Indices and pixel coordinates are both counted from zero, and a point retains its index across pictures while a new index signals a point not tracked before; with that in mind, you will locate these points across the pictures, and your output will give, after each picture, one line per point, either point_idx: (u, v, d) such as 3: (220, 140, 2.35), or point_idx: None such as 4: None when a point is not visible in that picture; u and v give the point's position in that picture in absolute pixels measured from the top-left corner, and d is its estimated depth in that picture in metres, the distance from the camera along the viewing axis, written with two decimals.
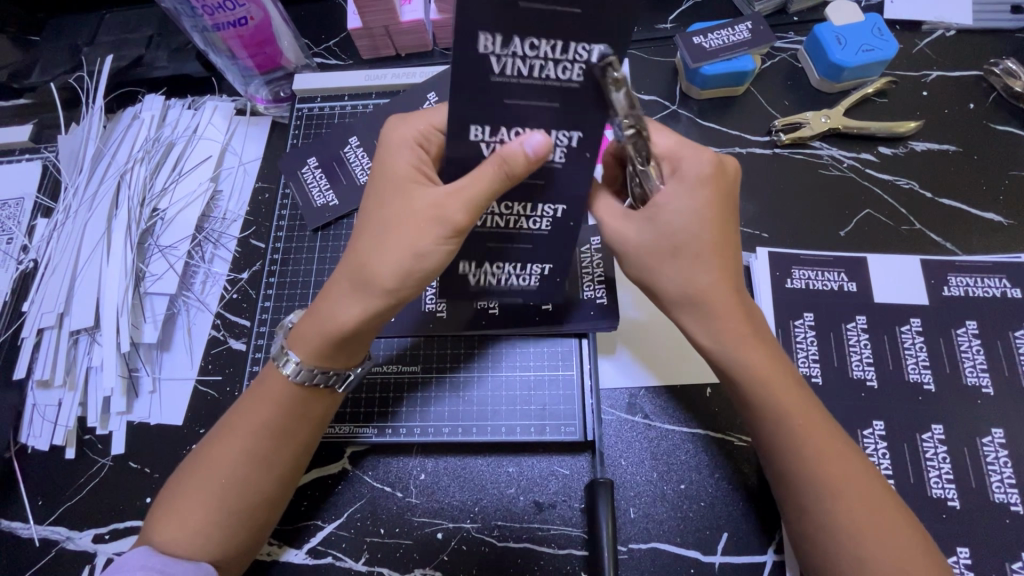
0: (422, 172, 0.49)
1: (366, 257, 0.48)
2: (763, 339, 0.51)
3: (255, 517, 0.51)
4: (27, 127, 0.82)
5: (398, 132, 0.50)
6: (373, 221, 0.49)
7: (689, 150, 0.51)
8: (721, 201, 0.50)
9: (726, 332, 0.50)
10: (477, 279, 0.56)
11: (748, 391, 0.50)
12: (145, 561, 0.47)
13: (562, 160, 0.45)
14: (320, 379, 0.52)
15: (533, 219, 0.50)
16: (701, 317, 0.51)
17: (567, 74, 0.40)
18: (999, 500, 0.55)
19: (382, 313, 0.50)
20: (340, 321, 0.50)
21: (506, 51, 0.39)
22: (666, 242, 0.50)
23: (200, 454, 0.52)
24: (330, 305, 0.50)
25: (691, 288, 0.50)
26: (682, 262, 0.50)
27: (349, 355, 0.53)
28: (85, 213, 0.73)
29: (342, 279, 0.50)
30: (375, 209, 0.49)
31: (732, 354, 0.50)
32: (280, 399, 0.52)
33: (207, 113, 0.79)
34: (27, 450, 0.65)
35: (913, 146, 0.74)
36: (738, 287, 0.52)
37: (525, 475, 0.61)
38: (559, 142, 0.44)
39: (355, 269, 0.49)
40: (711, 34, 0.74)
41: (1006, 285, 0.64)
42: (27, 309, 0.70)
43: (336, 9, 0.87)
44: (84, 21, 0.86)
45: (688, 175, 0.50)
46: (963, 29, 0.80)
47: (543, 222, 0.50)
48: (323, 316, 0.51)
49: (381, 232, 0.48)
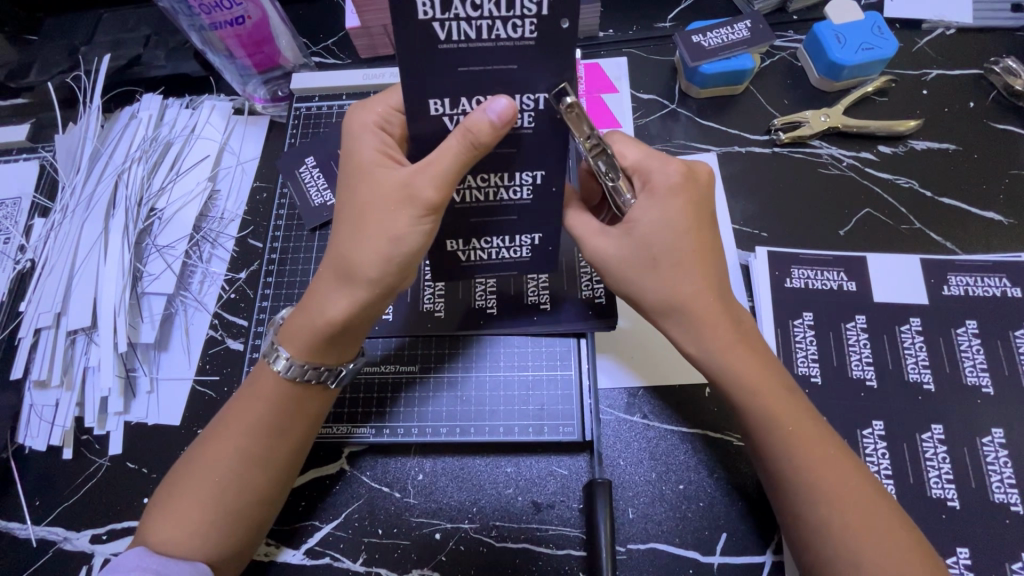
0: (387, 155, 0.49)
1: (345, 247, 0.48)
2: (751, 344, 0.52)
3: (250, 516, 0.51)
4: (24, 126, 0.81)
5: (358, 118, 0.50)
6: (347, 211, 0.49)
7: (656, 162, 0.53)
8: (695, 209, 0.52)
9: (715, 342, 0.51)
10: (468, 256, 0.56)
11: (738, 397, 0.51)
12: (140, 561, 0.46)
13: (532, 124, 0.44)
14: (311, 376, 0.52)
15: (513, 190, 0.49)
16: (687, 324, 0.52)
17: (520, 32, 0.38)
18: (999, 500, 0.55)
19: (371, 304, 0.50)
20: (330, 315, 0.49)
21: (448, 14, 0.37)
22: (645, 250, 0.51)
23: (196, 453, 0.51)
24: (318, 299, 0.50)
25: (675, 297, 0.51)
26: (663, 273, 0.51)
27: (339, 349, 0.52)
28: (82, 212, 0.73)
29: (326, 271, 0.50)
30: (346, 198, 0.49)
31: (716, 357, 0.51)
32: (274, 397, 0.52)
33: (204, 112, 0.79)
34: (24, 451, 0.64)
35: (913, 145, 0.74)
36: (722, 295, 0.52)
37: (524, 476, 0.61)
38: (525, 107, 0.43)
39: (336, 260, 0.49)
40: (710, 32, 0.74)
41: (1006, 285, 0.64)
42: (24, 308, 0.70)
43: (335, 8, 0.87)
44: (82, 20, 0.86)
45: (658, 186, 0.52)
46: (964, 27, 0.80)
47: (524, 190, 0.49)
48: (312, 311, 0.50)
49: (355, 220, 0.48)
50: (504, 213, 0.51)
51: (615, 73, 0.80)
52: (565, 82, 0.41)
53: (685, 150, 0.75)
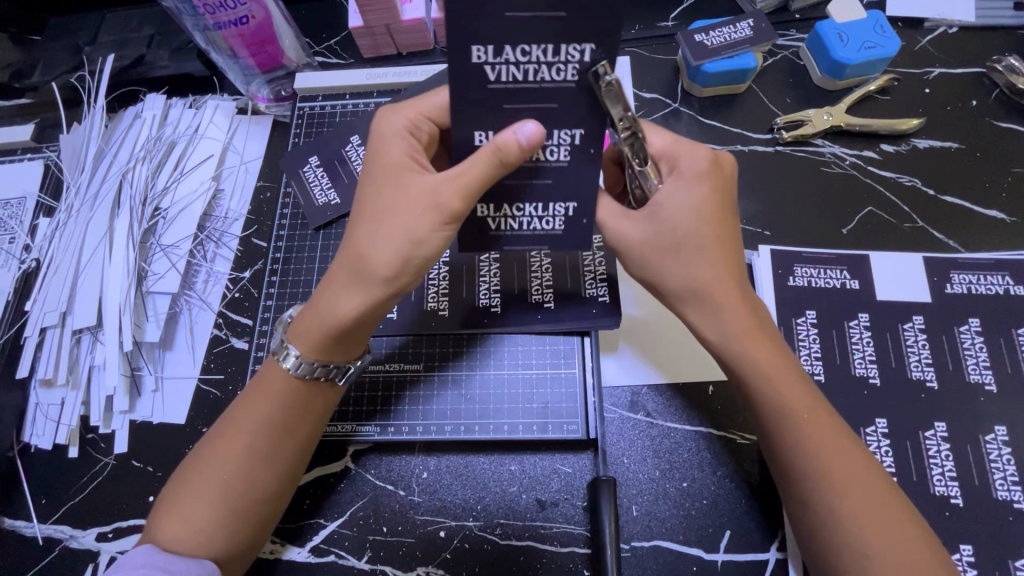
0: (414, 160, 0.50)
1: (360, 248, 0.49)
2: (767, 331, 0.52)
3: (256, 514, 0.51)
4: (28, 126, 0.82)
5: (389, 122, 0.51)
6: (367, 210, 0.49)
7: (686, 148, 0.53)
8: (720, 196, 0.52)
9: (733, 327, 0.51)
10: (496, 225, 0.53)
11: (755, 386, 0.50)
12: (148, 558, 0.47)
13: (575, 78, 0.42)
14: (320, 372, 0.52)
15: (551, 150, 0.47)
16: (704, 310, 0.51)
17: None
18: (1002, 497, 0.55)
19: (382, 303, 0.50)
20: (339, 314, 0.50)
21: None
22: (672, 234, 0.51)
23: (202, 452, 0.52)
24: (326, 297, 0.51)
25: (694, 282, 0.51)
26: (684, 258, 0.51)
27: (349, 346, 0.53)
28: (86, 212, 0.74)
29: (338, 272, 0.51)
30: (368, 197, 0.50)
31: (732, 344, 0.51)
32: (280, 394, 0.52)
33: (208, 112, 0.79)
34: (30, 449, 0.65)
35: (915, 143, 0.74)
36: (742, 283, 0.52)
37: (530, 473, 0.61)
38: (570, 58, 0.41)
39: (350, 258, 0.49)
40: (713, 32, 0.74)
41: (1009, 282, 0.64)
42: (29, 308, 0.71)
43: (338, 8, 0.87)
44: (84, 19, 0.86)
45: (686, 172, 0.52)
46: (966, 25, 0.80)
47: (561, 150, 0.47)
48: (322, 310, 0.51)
49: (376, 219, 0.49)
50: (535, 176, 0.49)
51: (617, 71, 0.80)
52: (606, 60, 0.41)
53: None
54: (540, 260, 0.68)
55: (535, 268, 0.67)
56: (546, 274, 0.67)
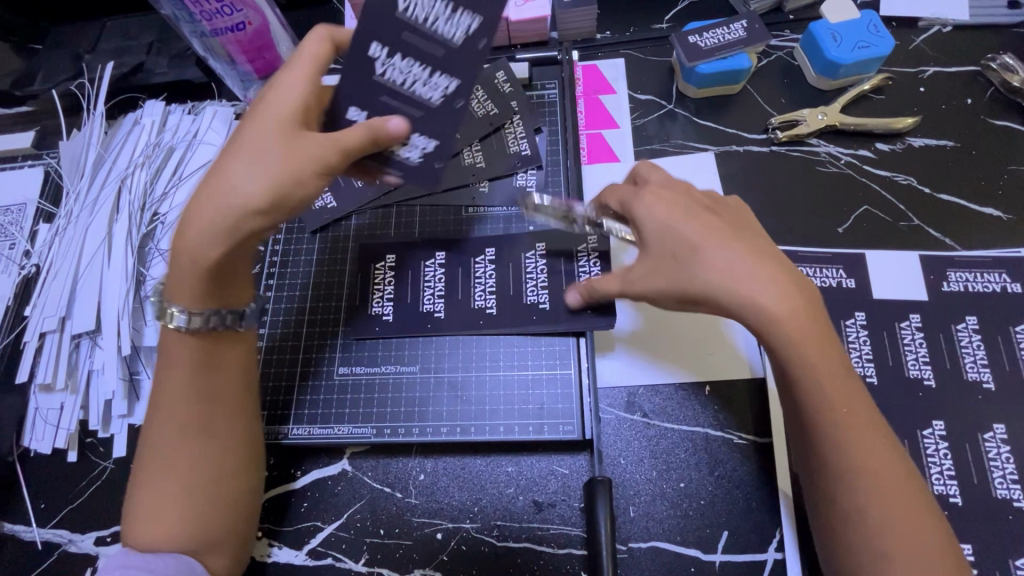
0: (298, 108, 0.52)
1: (217, 188, 0.49)
2: (817, 312, 0.49)
3: (221, 489, 0.52)
4: (30, 134, 0.83)
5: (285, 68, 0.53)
6: (240, 153, 0.50)
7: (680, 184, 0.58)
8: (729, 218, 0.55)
9: (788, 309, 0.48)
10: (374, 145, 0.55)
11: (804, 369, 0.48)
12: (127, 560, 0.48)
13: None
14: (216, 324, 0.53)
15: (427, 88, 0.51)
16: (748, 295, 0.49)
17: None
18: (1001, 495, 0.55)
19: (241, 249, 0.51)
20: (214, 259, 0.50)
21: None
22: (692, 242, 0.52)
23: (147, 442, 0.52)
24: (189, 235, 0.50)
25: (729, 277, 0.49)
26: (707, 253, 0.51)
27: (226, 291, 0.54)
28: (86, 217, 0.74)
29: (208, 207, 0.49)
30: (241, 140, 0.50)
31: (784, 327, 0.48)
32: (196, 360, 0.52)
33: (206, 117, 0.80)
34: (29, 453, 0.65)
35: (911, 142, 0.74)
36: (785, 274, 0.51)
37: (525, 475, 0.61)
38: None
39: (219, 199, 0.49)
40: (706, 33, 0.74)
41: (1006, 280, 0.64)
42: (29, 313, 0.70)
43: (336, 14, 0.88)
44: (85, 28, 0.87)
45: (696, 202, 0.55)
46: (960, 24, 0.80)
47: (434, 92, 0.51)
48: (191, 246, 0.50)
49: (248, 163, 0.49)
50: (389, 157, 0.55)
51: (612, 74, 0.81)
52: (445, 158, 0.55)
53: (683, 150, 0.76)
54: (535, 261, 0.68)
55: (530, 268, 0.68)
56: (542, 276, 0.67)
